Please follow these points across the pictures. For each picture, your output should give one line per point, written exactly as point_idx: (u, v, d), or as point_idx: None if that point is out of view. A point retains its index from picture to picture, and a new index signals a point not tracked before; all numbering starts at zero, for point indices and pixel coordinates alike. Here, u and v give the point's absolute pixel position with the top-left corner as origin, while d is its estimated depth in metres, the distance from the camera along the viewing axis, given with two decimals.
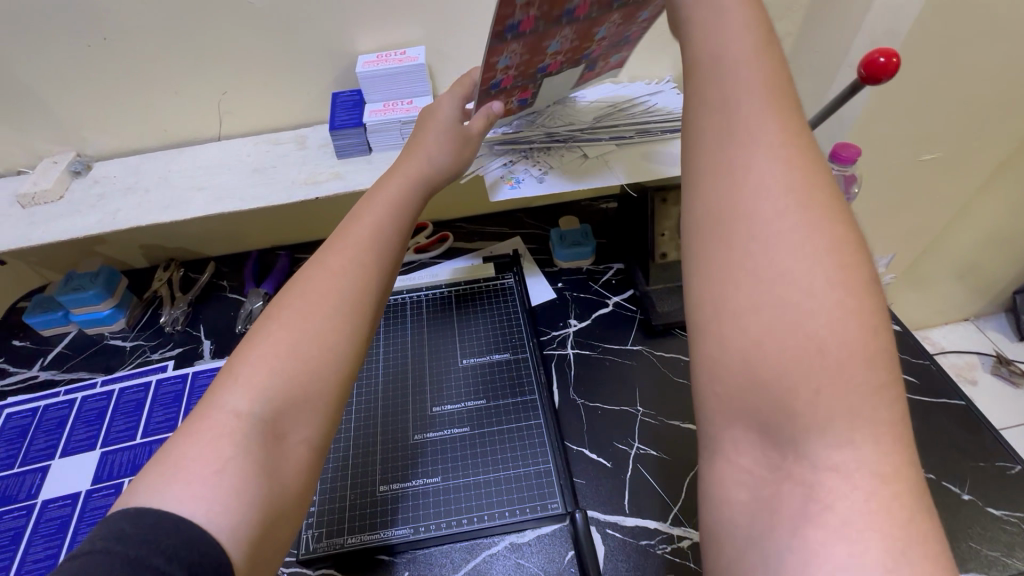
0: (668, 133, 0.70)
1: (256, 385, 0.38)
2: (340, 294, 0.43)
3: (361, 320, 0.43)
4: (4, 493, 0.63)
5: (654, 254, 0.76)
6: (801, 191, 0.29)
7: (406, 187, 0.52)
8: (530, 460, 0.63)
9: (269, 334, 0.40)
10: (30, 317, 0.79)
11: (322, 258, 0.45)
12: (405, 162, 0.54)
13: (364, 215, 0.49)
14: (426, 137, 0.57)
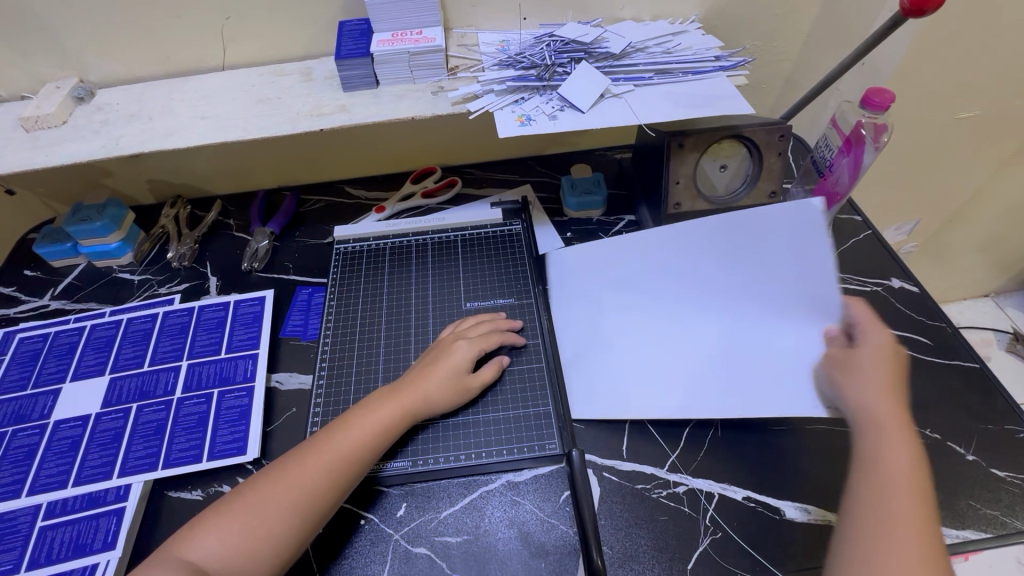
0: (691, 74, 0.67)
1: (210, 545, 0.48)
2: (296, 492, 0.51)
3: (295, 519, 0.50)
4: (19, 412, 0.65)
5: (668, 204, 0.73)
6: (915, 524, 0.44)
7: (389, 425, 0.57)
8: (530, 402, 0.63)
9: (237, 506, 0.50)
10: (39, 246, 0.80)
11: (300, 457, 0.54)
12: (406, 392, 0.59)
13: (351, 431, 0.56)
14: (430, 372, 0.61)
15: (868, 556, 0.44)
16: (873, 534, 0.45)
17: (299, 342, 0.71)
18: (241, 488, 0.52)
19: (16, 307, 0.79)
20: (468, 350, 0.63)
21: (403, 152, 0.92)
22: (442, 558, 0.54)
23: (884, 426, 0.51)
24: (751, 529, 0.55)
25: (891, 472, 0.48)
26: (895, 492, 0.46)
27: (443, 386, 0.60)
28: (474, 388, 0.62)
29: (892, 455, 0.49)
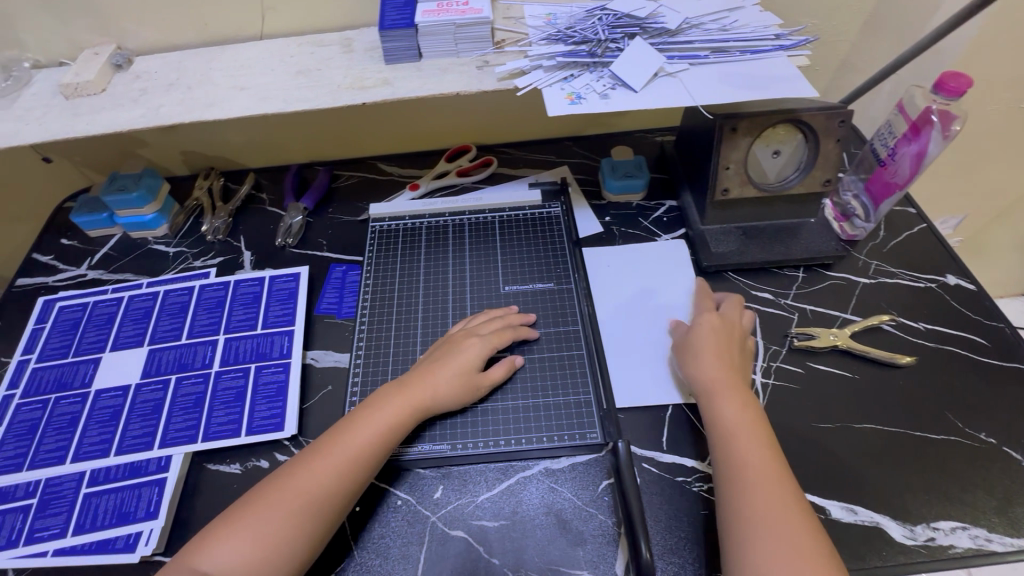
0: (749, 53, 0.64)
1: (221, 556, 0.47)
2: (313, 492, 0.51)
3: (315, 519, 0.50)
4: (61, 379, 0.66)
5: (715, 189, 0.70)
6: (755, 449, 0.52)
7: (399, 420, 0.56)
8: (571, 389, 0.62)
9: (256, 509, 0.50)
10: (76, 216, 0.80)
11: (314, 456, 0.53)
12: (414, 389, 0.58)
13: (364, 426, 0.55)
14: (439, 370, 0.59)
15: (740, 515, 0.48)
16: (741, 491, 0.49)
17: (334, 320, 0.71)
18: (260, 491, 0.51)
19: (54, 275, 0.79)
20: (474, 348, 0.61)
21: (438, 129, 0.90)
22: (478, 541, 0.54)
23: (718, 383, 0.57)
24: None
25: (730, 423, 0.54)
26: (738, 434, 0.53)
27: (453, 383, 0.59)
28: (484, 385, 0.60)
29: (736, 416, 0.54)
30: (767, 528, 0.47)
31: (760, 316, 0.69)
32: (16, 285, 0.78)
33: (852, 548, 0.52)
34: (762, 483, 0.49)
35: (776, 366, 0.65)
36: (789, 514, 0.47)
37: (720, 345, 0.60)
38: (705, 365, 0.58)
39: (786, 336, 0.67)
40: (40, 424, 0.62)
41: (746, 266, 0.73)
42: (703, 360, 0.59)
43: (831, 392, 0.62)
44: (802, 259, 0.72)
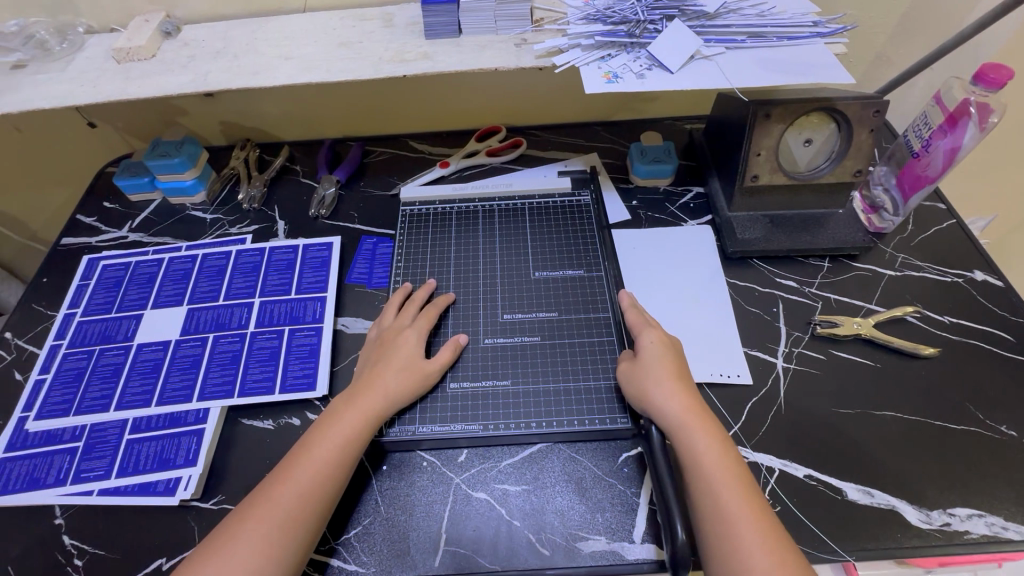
0: (786, 40, 0.64)
1: None
2: (276, 522, 0.49)
3: (289, 547, 0.48)
4: (105, 332, 0.69)
5: (745, 176, 0.71)
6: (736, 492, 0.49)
7: (357, 425, 0.55)
8: (600, 374, 0.62)
9: (222, 548, 0.48)
10: (119, 179, 0.82)
11: (271, 488, 0.51)
12: (365, 396, 0.57)
13: (315, 449, 0.53)
14: (384, 369, 0.59)
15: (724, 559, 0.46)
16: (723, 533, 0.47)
17: (364, 289, 0.73)
18: (219, 534, 0.49)
19: (97, 236, 0.82)
20: (409, 339, 0.62)
21: (470, 108, 0.91)
22: (500, 503, 0.56)
23: (686, 417, 0.53)
24: (811, 504, 0.55)
25: (709, 466, 0.50)
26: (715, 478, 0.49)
27: (400, 379, 0.58)
28: (432, 372, 0.60)
29: (707, 448, 0.51)
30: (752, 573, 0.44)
31: (784, 303, 0.70)
32: (61, 244, 0.81)
33: (867, 529, 0.53)
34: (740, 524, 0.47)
35: (798, 351, 0.66)
36: (774, 553, 0.45)
37: (664, 364, 0.57)
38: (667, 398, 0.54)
39: (809, 323, 0.68)
40: (86, 372, 0.66)
41: (771, 254, 0.73)
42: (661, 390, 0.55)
43: (853, 380, 0.63)
44: (829, 249, 0.72)
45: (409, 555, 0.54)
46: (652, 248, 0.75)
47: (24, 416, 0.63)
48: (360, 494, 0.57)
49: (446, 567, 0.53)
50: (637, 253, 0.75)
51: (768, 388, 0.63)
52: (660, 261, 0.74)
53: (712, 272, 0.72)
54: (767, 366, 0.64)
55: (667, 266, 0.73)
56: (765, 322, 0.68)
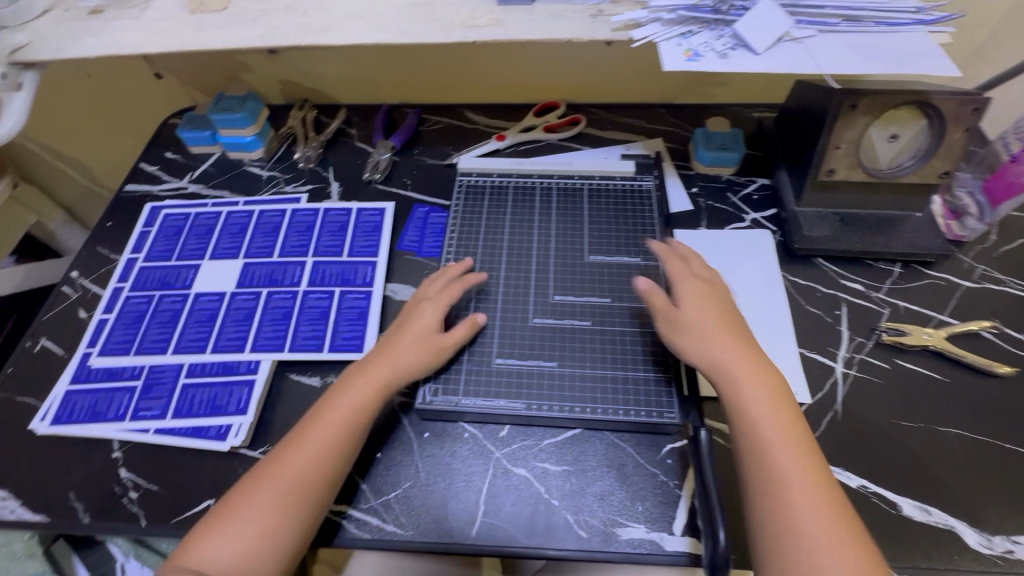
0: (883, 25, 0.60)
1: (220, 552, 0.47)
2: (288, 488, 0.50)
3: (303, 513, 0.50)
4: (165, 279, 0.71)
5: (820, 169, 0.67)
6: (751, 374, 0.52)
7: (370, 395, 0.55)
8: (651, 366, 0.60)
9: (235, 511, 0.49)
10: (182, 131, 0.84)
11: (283, 452, 0.52)
12: (379, 366, 0.57)
13: (330, 416, 0.54)
14: (400, 343, 0.58)
15: (766, 491, 0.46)
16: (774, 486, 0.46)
17: (414, 257, 0.73)
18: (230, 499, 0.50)
19: (159, 185, 0.84)
20: (427, 313, 0.60)
21: (530, 80, 0.89)
22: (540, 481, 0.56)
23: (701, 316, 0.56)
24: (862, 516, 0.53)
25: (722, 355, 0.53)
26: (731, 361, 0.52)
27: (415, 350, 0.58)
28: (445, 351, 0.59)
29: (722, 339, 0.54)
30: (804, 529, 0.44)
31: (848, 306, 0.66)
32: (125, 190, 0.84)
33: (923, 547, 0.51)
34: (798, 478, 0.46)
35: (859, 358, 0.63)
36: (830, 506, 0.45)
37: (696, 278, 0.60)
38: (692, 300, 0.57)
39: (874, 330, 0.64)
40: (146, 316, 0.68)
41: (839, 254, 0.70)
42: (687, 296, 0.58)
43: (918, 392, 0.60)
44: (901, 253, 0.68)
45: (446, 522, 0.54)
46: (712, 238, 0.72)
47: (88, 351, 0.65)
48: (401, 458, 0.58)
49: (483, 538, 0.53)
50: (697, 242, 0.72)
51: (825, 392, 0.60)
52: (719, 252, 0.71)
53: (774, 267, 0.69)
54: (825, 370, 0.62)
55: (726, 259, 0.70)
56: (826, 324, 0.65)
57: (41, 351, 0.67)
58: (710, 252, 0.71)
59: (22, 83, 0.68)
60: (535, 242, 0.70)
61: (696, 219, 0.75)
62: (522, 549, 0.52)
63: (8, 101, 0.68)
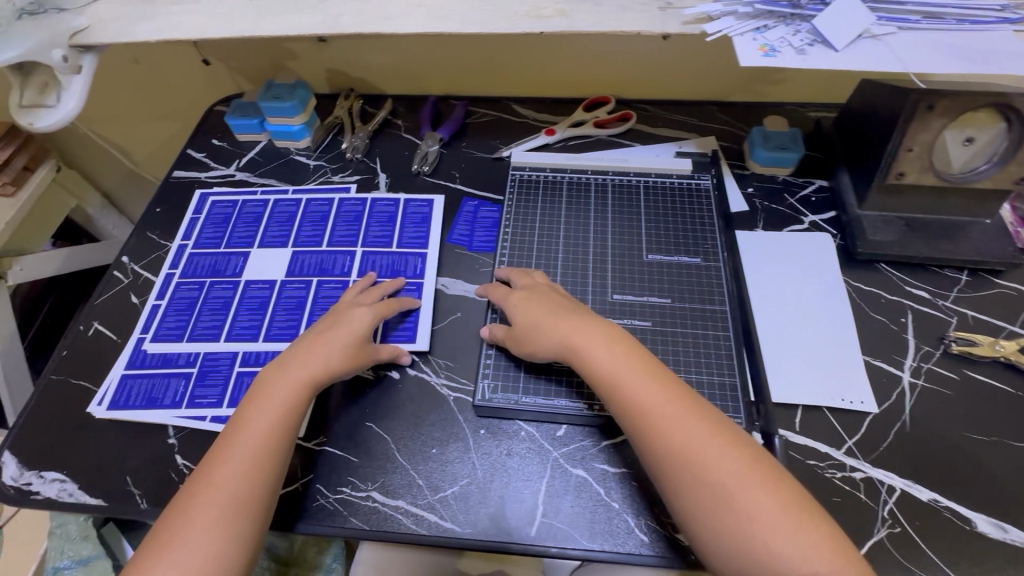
0: (967, 23, 0.57)
1: None
2: (222, 505, 0.46)
3: (244, 524, 0.46)
4: (215, 266, 0.71)
5: (888, 172, 0.65)
6: (655, 389, 0.48)
7: (295, 395, 0.53)
8: (715, 370, 0.58)
9: (167, 544, 0.45)
10: (231, 118, 0.83)
11: (205, 471, 0.48)
12: (301, 367, 0.54)
13: (250, 426, 0.50)
14: (322, 344, 0.56)
15: (710, 512, 0.43)
16: (691, 477, 0.44)
17: (465, 251, 0.72)
18: (154, 541, 0.45)
19: (206, 172, 0.84)
20: (361, 317, 0.60)
21: (581, 74, 0.88)
22: (601, 483, 0.55)
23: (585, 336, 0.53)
24: (933, 531, 0.51)
25: (613, 374, 0.50)
26: (628, 382, 0.49)
27: (343, 353, 0.56)
28: (373, 355, 0.59)
29: (611, 357, 0.51)
30: (751, 516, 0.42)
31: (913, 314, 0.65)
32: (173, 176, 0.84)
33: (1000, 565, 0.50)
34: (713, 463, 0.44)
35: (927, 367, 0.61)
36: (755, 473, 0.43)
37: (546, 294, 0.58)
38: (572, 320, 0.54)
39: (942, 339, 0.62)
40: (198, 302, 0.68)
41: (904, 260, 0.68)
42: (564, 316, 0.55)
43: (989, 404, 0.58)
44: (970, 261, 0.66)
45: (504, 521, 0.53)
46: (769, 241, 0.71)
47: (142, 337, 0.65)
48: (457, 455, 0.57)
49: (544, 538, 0.52)
50: (755, 245, 0.70)
51: (892, 401, 0.59)
52: (777, 256, 0.69)
53: (835, 272, 0.67)
54: (891, 379, 0.60)
55: (785, 263, 0.68)
56: (890, 331, 0.63)
57: (94, 335, 0.68)
58: (768, 255, 0.69)
59: (82, 66, 0.67)
60: (591, 239, 0.69)
61: (753, 221, 0.73)
62: (584, 552, 0.52)
63: (68, 84, 0.67)
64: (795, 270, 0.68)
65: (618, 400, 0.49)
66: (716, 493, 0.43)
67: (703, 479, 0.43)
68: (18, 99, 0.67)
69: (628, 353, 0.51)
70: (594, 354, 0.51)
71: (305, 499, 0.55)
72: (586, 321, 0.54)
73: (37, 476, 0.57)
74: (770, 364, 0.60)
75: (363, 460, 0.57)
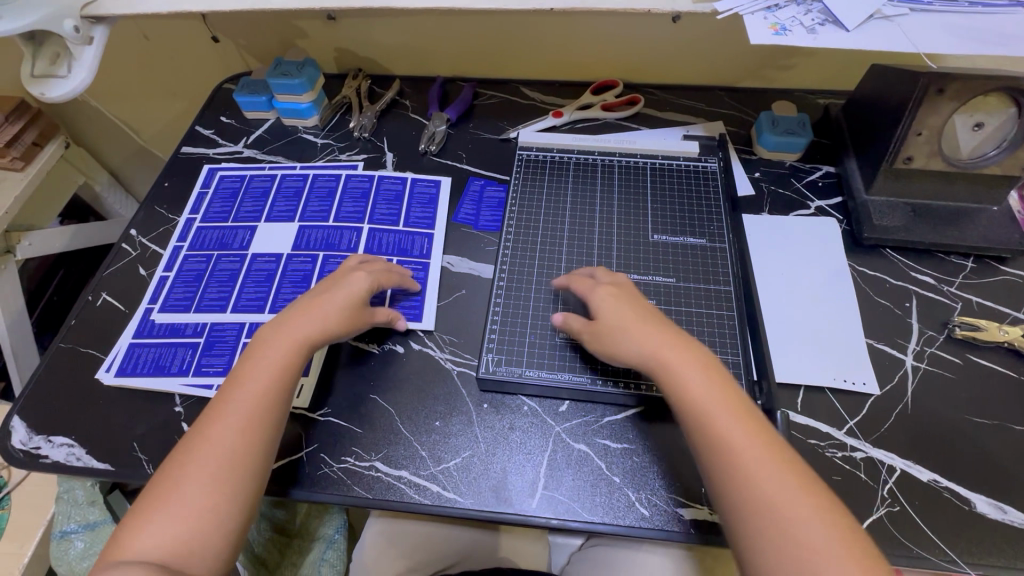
0: (980, 6, 0.57)
1: (155, 541, 0.44)
2: (221, 461, 0.47)
3: (243, 479, 0.47)
4: (222, 240, 0.71)
5: (897, 156, 0.65)
6: (743, 418, 0.47)
7: (292, 353, 0.53)
8: (718, 348, 0.59)
9: (166, 493, 0.45)
10: (239, 95, 0.83)
11: (203, 428, 0.48)
12: (298, 326, 0.54)
13: (248, 384, 0.51)
14: (319, 305, 0.56)
15: (773, 553, 0.41)
16: (758, 511, 0.42)
17: (470, 230, 0.72)
18: (152, 490, 0.46)
19: (214, 148, 0.84)
20: (358, 284, 0.59)
21: (589, 57, 0.87)
22: (602, 457, 0.56)
23: (671, 353, 0.51)
24: (932, 510, 0.52)
25: (700, 397, 0.48)
26: (716, 406, 0.47)
27: (344, 316, 0.56)
28: (370, 318, 0.59)
29: (700, 379, 0.49)
30: (818, 559, 0.40)
31: (918, 299, 0.65)
32: (181, 152, 0.84)
33: (997, 544, 0.50)
34: (781, 491, 0.42)
35: (929, 351, 0.61)
36: (824, 513, 0.42)
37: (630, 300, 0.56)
38: (658, 334, 0.52)
39: (946, 324, 0.63)
40: (205, 275, 0.68)
41: (909, 246, 0.68)
42: (651, 328, 0.53)
43: (991, 388, 0.58)
44: (976, 247, 0.66)
45: (507, 491, 0.54)
46: (774, 224, 0.71)
47: (149, 307, 0.66)
48: (460, 426, 0.58)
49: (545, 510, 0.53)
50: (760, 228, 0.70)
51: (894, 383, 0.59)
52: (781, 239, 0.69)
53: (840, 256, 0.67)
54: (894, 362, 0.60)
55: (791, 246, 0.69)
56: (894, 316, 0.64)
57: (103, 306, 0.68)
58: (774, 238, 0.69)
59: (93, 38, 0.68)
60: (598, 219, 0.69)
61: (759, 205, 0.73)
62: (585, 524, 0.52)
63: (80, 54, 0.68)
64: (803, 253, 0.68)
65: (702, 419, 0.47)
66: (782, 529, 0.41)
67: (771, 505, 0.42)
68: (30, 69, 0.68)
69: (717, 379, 0.49)
70: (684, 373, 0.49)
71: (308, 467, 0.56)
72: (672, 338, 0.52)
73: (46, 440, 0.58)
74: (773, 344, 0.61)
75: (367, 431, 0.58)
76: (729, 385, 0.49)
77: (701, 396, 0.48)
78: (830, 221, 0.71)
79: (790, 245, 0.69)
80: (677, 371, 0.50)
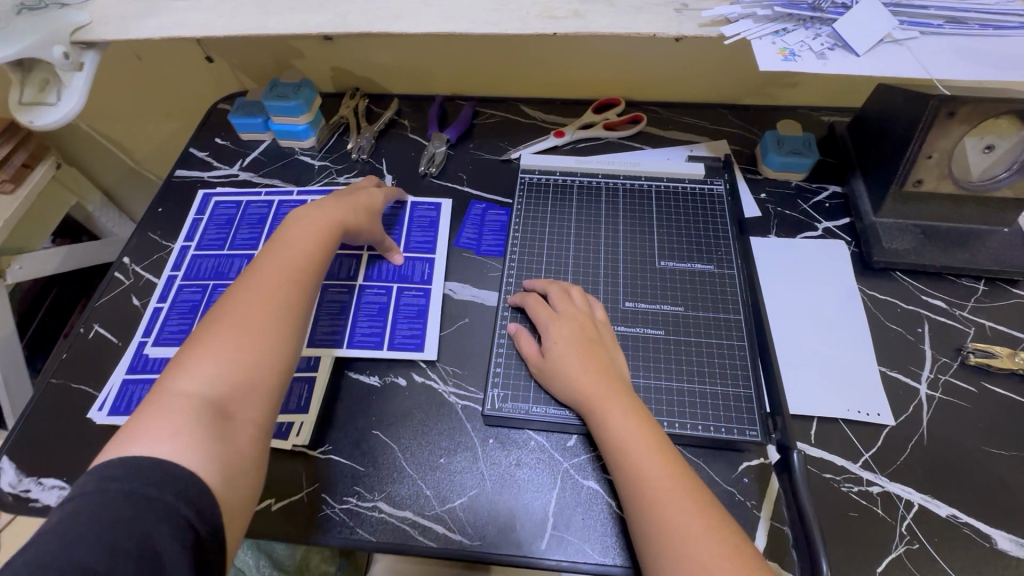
0: (991, 29, 0.56)
1: (207, 376, 0.45)
2: (268, 310, 0.50)
3: (289, 333, 0.50)
4: (218, 269, 0.70)
5: (906, 179, 0.64)
6: (658, 455, 0.47)
7: (325, 229, 0.59)
8: (730, 381, 0.57)
9: (215, 335, 0.47)
10: (234, 117, 0.82)
11: (242, 290, 0.51)
12: (328, 213, 0.61)
13: (285, 254, 0.55)
14: (344, 201, 0.63)
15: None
16: (668, 547, 0.42)
17: (473, 256, 0.71)
18: (196, 339, 0.47)
19: (209, 171, 0.82)
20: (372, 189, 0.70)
21: (591, 76, 0.86)
22: (612, 495, 0.54)
23: (596, 390, 0.52)
24: (952, 547, 0.50)
25: (619, 436, 0.49)
26: (633, 441, 0.48)
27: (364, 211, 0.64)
28: (378, 229, 0.67)
29: (622, 415, 0.50)
30: None
31: (930, 324, 0.63)
32: (175, 176, 0.82)
33: None
34: (686, 523, 0.43)
35: (944, 379, 0.60)
36: (731, 553, 0.41)
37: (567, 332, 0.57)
38: (583, 371, 0.53)
39: (960, 351, 0.61)
40: (200, 305, 0.66)
41: (920, 268, 0.66)
42: (576, 364, 0.54)
43: (1008, 417, 0.57)
44: (988, 270, 0.65)
45: (514, 532, 0.52)
46: (781, 248, 0.70)
47: (143, 341, 0.64)
48: (464, 463, 0.56)
49: (553, 552, 0.51)
50: (767, 252, 0.69)
51: (909, 413, 0.58)
52: (788, 263, 0.68)
53: (849, 280, 0.66)
54: (908, 391, 0.59)
55: (799, 270, 0.67)
56: (907, 342, 0.62)
57: (95, 338, 0.66)
58: (781, 262, 0.68)
59: (83, 64, 0.66)
60: (603, 244, 0.68)
61: (766, 228, 0.72)
62: (595, 567, 0.50)
63: (70, 80, 0.66)
64: (810, 277, 0.67)
65: (621, 456, 0.48)
66: (686, 562, 0.41)
67: (676, 536, 0.42)
68: (18, 96, 0.66)
69: (640, 417, 0.50)
70: (606, 411, 0.51)
71: (310, 509, 0.54)
72: (596, 371, 0.53)
73: (36, 483, 0.56)
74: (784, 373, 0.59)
75: (370, 470, 0.56)
76: (648, 420, 0.50)
77: (619, 434, 0.49)
78: (838, 244, 0.70)
79: (797, 270, 0.68)
80: (601, 410, 0.51)
